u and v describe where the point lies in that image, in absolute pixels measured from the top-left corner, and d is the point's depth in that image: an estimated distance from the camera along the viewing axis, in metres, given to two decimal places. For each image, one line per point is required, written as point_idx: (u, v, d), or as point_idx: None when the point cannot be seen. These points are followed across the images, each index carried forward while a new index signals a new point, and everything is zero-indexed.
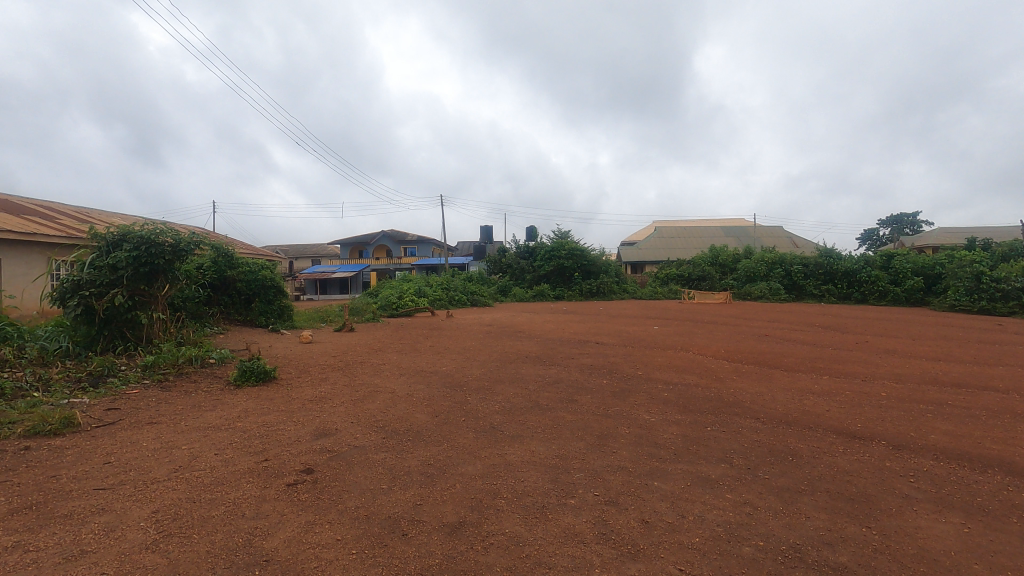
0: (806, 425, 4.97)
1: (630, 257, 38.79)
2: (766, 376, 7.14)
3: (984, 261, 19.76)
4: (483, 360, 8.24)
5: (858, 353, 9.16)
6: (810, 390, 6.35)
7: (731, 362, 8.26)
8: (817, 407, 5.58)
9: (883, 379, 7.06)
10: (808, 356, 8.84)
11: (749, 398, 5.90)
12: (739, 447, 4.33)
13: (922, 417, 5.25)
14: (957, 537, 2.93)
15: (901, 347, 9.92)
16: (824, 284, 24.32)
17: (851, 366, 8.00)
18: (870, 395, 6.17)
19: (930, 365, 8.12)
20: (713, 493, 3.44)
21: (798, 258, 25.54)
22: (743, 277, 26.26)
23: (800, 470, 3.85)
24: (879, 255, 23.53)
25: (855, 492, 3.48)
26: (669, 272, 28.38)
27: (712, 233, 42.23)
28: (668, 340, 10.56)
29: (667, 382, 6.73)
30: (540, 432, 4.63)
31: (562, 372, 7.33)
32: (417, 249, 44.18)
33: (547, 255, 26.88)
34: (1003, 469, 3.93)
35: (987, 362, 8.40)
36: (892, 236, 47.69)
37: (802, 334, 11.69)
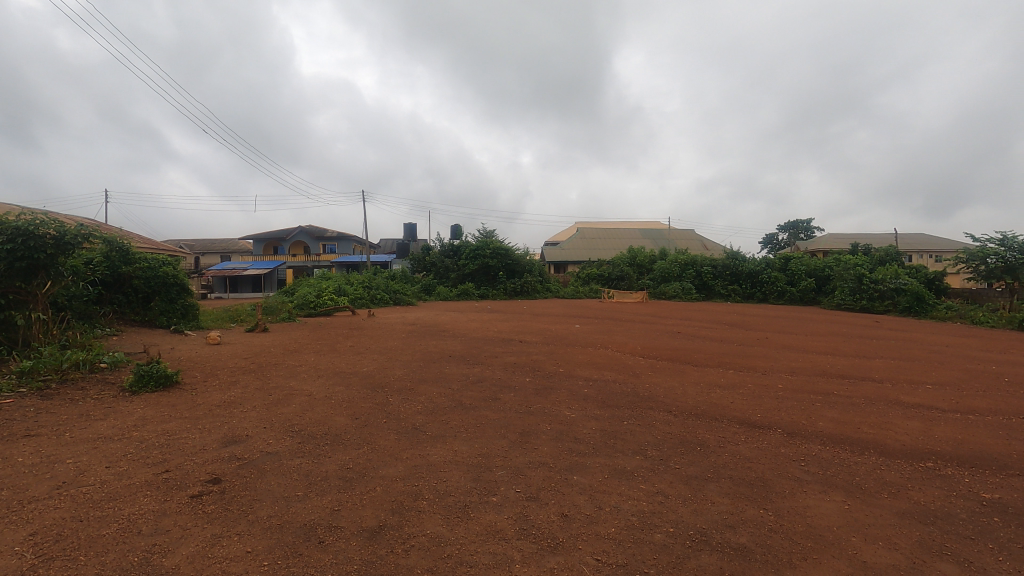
0: (712, 416, 5.31)
1: (553, 257, 39.66)
2: (677, 372, 7.57)
3: (865, 264, 22.07)
4: (406, 360, 8.11)
5: (759, 349, 9.91)
6: (717, 384, 6.79)
7: (647, 358, 8.67)
8: (723, 400, 5.96)
9: (779, 372, 7.66)
10: (716, 352, 9.43)
11: (662, 393, 6.24)
12: (653, 439, 4.56)
13: (812, 406, 5.78)
14: (839, 513, 3.25)
15: (796, 342, 10.86)
16: (730, 284, 26.14)
17: (753, 361, 8.64)
18: (768, 387, 6.71)
19: (819, 358, 8.96)
20: (628, 484, 3.59)
21: (708, 260, 27.24)
22: (658, 277, 27.58)
23: (707, 459, 4.10)
24: (778, 258, 25.62)
25: (756, 477, 3.76)
26: (590, 271, 29.24)
27: (631, 234, 43.97)
28: (588, 338, 10.89)
29: (587, 379, 6.93)
30: (462, 432, 4.62)
31: (486, 370, 7.36)
32: (337, 245, 42.69)
33: (472, 254, 26.84)
34: (876, 451, 4.41)
35: (866, 355, 9.37)
36: (790, 241, 51.93)
37: (711, 331, 12.48)
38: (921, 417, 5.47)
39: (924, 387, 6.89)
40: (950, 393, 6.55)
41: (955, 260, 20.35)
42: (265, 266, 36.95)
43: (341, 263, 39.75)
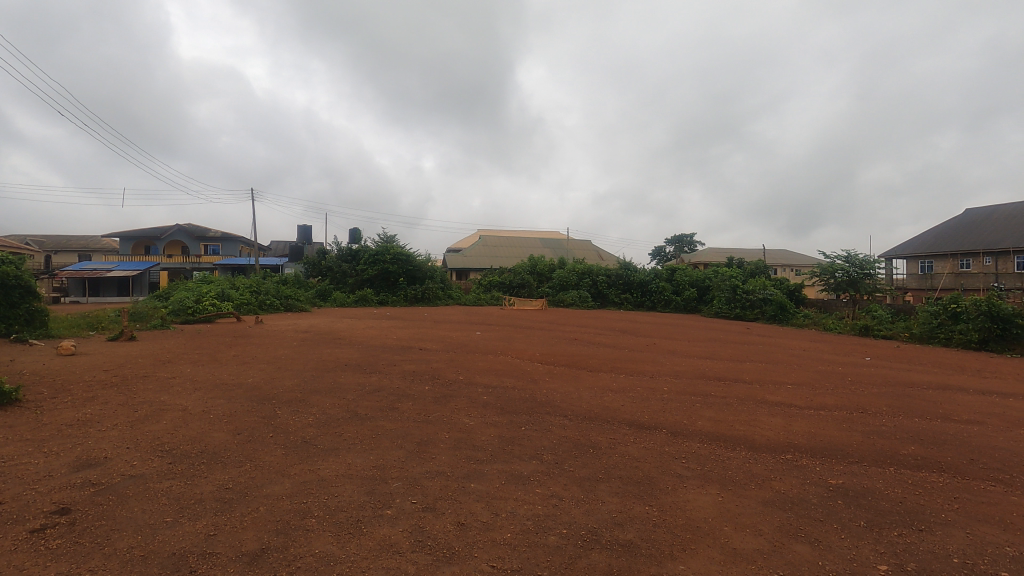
0: (604, 419, 5.56)
1: (455, 263, 39.61)
2: (573, 377, 7.84)
3: (738, 276, 24.37)
4: (297, 369, 7.66)
5: (648, 354, 10.55)
6: (609, 388, 7.12)
7: (544, 364, 8.90)
8: (614, 403, 6.27)
9: (664, 376, 8.22)
10: (608, 357, 9.91)
11: (558, 397, 6.44)
12: (548, 443, 4.68)
13: (692, 406, 6.25)
14: (713, 505, 3.54)
15: (679, 348, 11.70)
16: (623, 293, 27.64)
17: (642, 365, 9.18)
18: (655, 390, 7.15)
19: (699, 362, 9.72)
20: (525, 489, 3.66)
21: (603, 269, 28.57)
22: (557, 285, 28.44)
23: (599, 460, 4.30)
24: (665, 269, 27.52)
25: (642, 476, 3.99)
26: (491, 279, 29.52)
27: (531, 243, 45.05)
28: (488, 345, 10.99)
29: (486, 386, 6.98)
30: (356, 444, 4.45)
31: (383, 379, 7.15)
32: (221, 246, 39.52)
33: (371, 259, 26.00)
34: (746, 446, 4.87)
35: (738, 359, 10.34)
36: (675, 253, 56.04)
37: (604, 338, 13.09)
38: (782, 413, 6.12)
39: (785, 387, 7.73)
40: (805, 391, 7.40)
41: (811, 274, 23.10)
42: (134, 267, 33.34)
43: (225, 266, 36.82)
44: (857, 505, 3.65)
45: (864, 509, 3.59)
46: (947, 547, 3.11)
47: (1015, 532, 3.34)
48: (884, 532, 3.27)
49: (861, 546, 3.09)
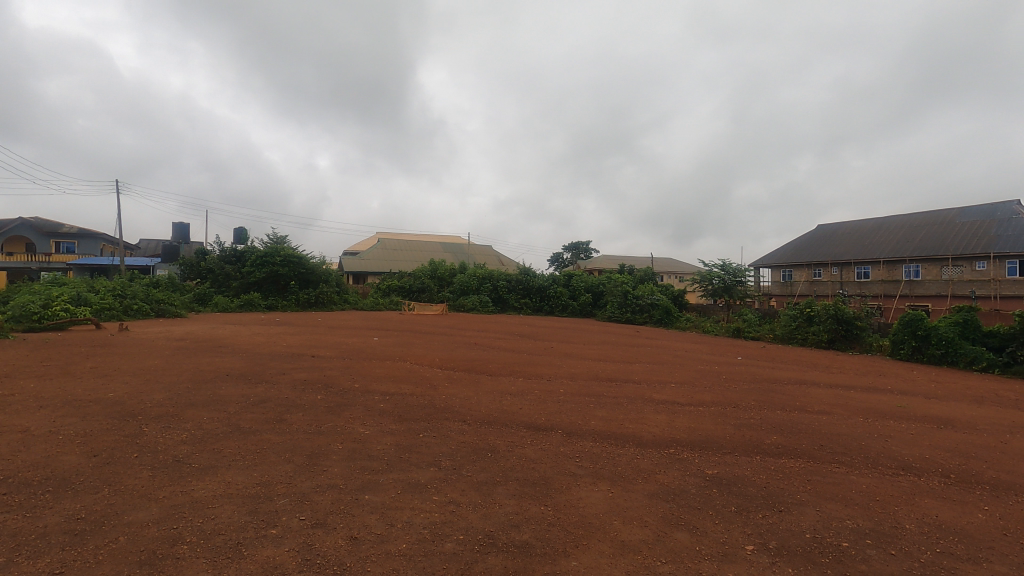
0: (503, 422, 5.63)
1: (352, 267, 38.18)
2: (473, 382, 7.85)
3: (629, 282, 25.82)
4: (169, 381, 6.95)
5: (546, 357, 10.85)
6: (508, 392, 7.23)
7: (444, 370, 8.83)
8: (513, 406, 6.37)
9: (560, 378, 8.49)
10: (507, 361, 10.04)
11: (457, 403, 6.41)
12: (447, 449, 4.65)
13: (587, 407, 6.52)
14: (604, 501, 3.71)
15: (575, 351, 12.15)
16: (522, 298, 28.17)
17: (539, 368, 9.41)
18: (552, 392, 7.37)
19: (593, 364, 10.17)
20: (421, 497, 3.60)
21: (502, 275, 28.81)
22: (457, 290, 28.21)
23: (497, 464, 4.34)
24: (563, 275, 28.51)
25: (538, 477, 4.08)
26: (390, 283, 28.79)
27: (432, 247, 44.56)
28: (386, 351, 10.68)
29: (383, 393, 6.77)
30: (239, 460, 4.12)
31: (270, 389, 6.69)
32: (78, 244, 34.95)
33: (258, 261, 24.32)
34: (634, 442, 5.16)
35: (629, 360, 10.95)
36: (573, 260, 58.23)
37: (504, 342, 13.27)
38: (667, 411, 6.57)
39: (670, 386, 8.29)
40: (686, 390, 8.01)
41: (692, 281, 25.05)
42: None
43: (82, 266, 32.57)
44: (729, 492, 4.00)
45: (735, 495, 3.95)
46: (801, 524, 3.52)
47: (853, 507, 3.86)
48: (751, 515, 3.62)
49: (732, 529, 3.40)
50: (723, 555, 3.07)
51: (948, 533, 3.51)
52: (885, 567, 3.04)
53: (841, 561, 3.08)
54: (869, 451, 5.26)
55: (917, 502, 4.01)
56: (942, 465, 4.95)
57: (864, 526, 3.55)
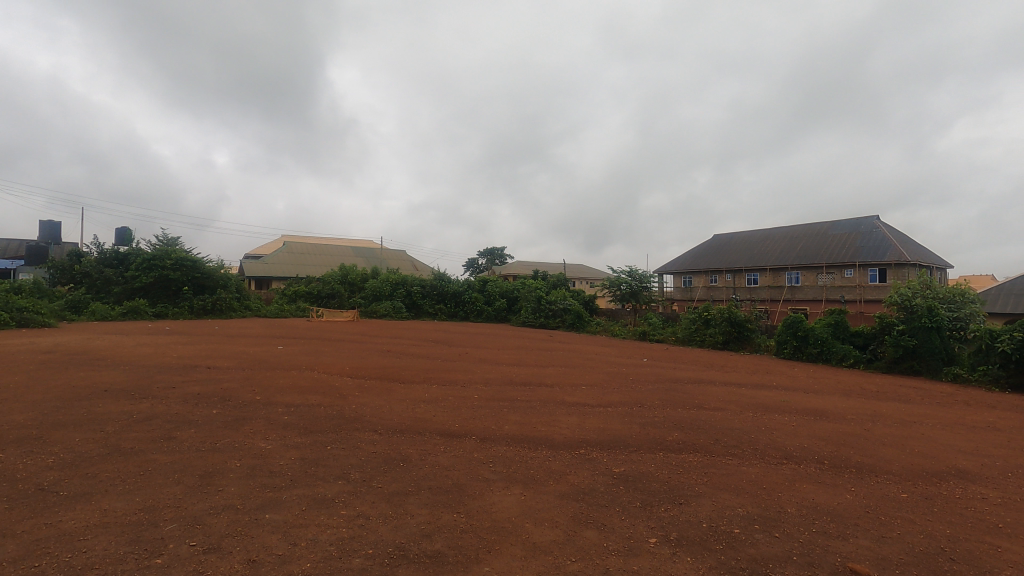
0: (415, 430, 5.53)
1: (254, 271, 35.90)
2: (386, 390, 7.65)
3: (543, 288, 26.39)
4: (34, 400, 6.15)
5: (461, 363, 10.81)
6: (422, 400, 7.10)
7: (355, 379, 8.52)
8: (427, 414, 6.27)
9: (475, 384, 8.47)
10: (421, 369, 9.87)
11: (369, 412, 6.21)
12: (356, 461, 4.49)
13: (502, 412, 6.56)
14: (516, 505, 3.75)
15: (490, 356, 12.21)
16: (437, 303, 27.88)
17: (454, 375, 9.35)
18: (466, 398, 7.34)
19: (507, 369, 10.28)
20: (328, 513, 3.45)
21: (417, 280, 28.39)
22: (369, 296, 27.46)
23: (409, 473, 4.25)
24: (478, 280, 28.57)
25: (451, 485, 4.04)
26: (297, 289, 27.40)
27: (343, 252, 42.97)
28: (291, 360, 10.12)
29: (288, 405, 6.41)
30: (118, 485, 3.73)
31: (159, 405, 6.12)
32: None
33: (144, 265, 22.27)
34: (547, 445, 5.26)
35: (542, 365, 11.17)
36: (487, 265, 58.55)
37: (418, 349, 13.06)
38: (578, 413, 6.77)
39: (581, 389, 8.55)
40: (596, 392, 8.30)
41: (602, 286, 26.07)
42: None
43: None
44: (635, 488, 4.20)
45: (639, 491, 4.15)
46: (699, 515, 3.76)
47: (743, 495, 4.19)
48: (654, 509, 3.81)
49: (637, 524, 3.56)
50: (629, 549, 3.21)
51: (822, 514, 3.89)
52: (770, 548, 3.33)
53: (733, 547, 3.33)
54: (758, 443, 5.74)
55: (797, 487, 4.43)
56: (816, 452, 5.51)
57: (753, 512, 3.85)
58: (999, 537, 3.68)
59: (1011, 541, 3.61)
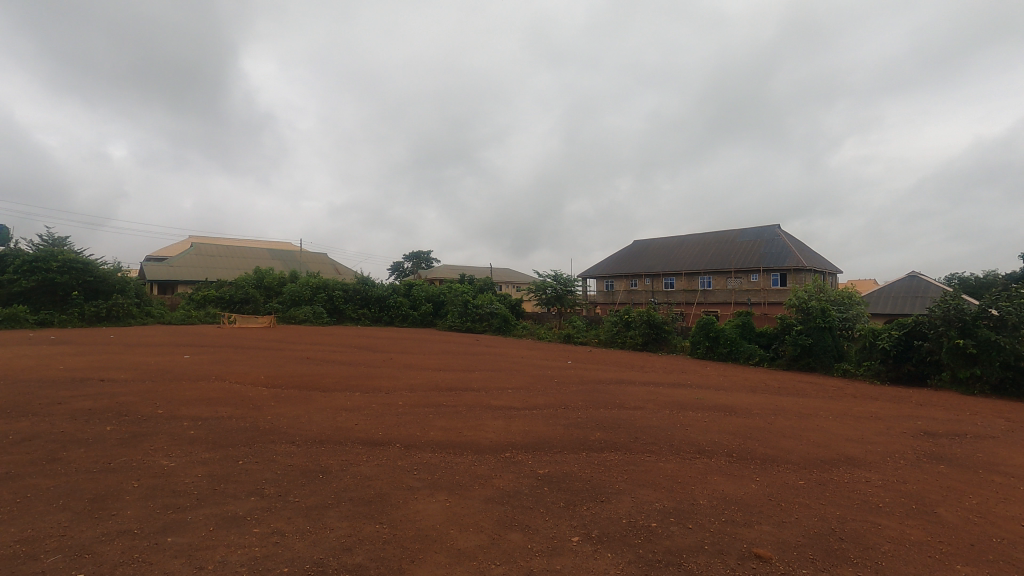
0: (336, 440, 5.34)
1: (156, 275, 33.19)
2: (304, 399, 7.32)
3: (469, 292, 26.34)
4: None
5: (385, 370, 10.55)
6: (343, 408, 6.87)
7: (270, 388, 8.09)
8: (348, 423, 6.05)
9: (399, 391, 8.30)
10: (342, 376, 9.53)
11: (285, 423, 5.91)
12: (271, 475, 4.27)
13: (427, 418, 6.47)
14: (441, 512, 3.70)
15: (415, 361, 12.01)
16: (360, 308, 27.08)
17: (377, 381, 9.11)
18: (390, 405, 7.18)
19: (433, 375, 10.15)
20: (239, 531, 3.25)
21: (339, 284, 27.45)
22: (287, 301, 26.20)
23: (329, 485, 4.09)
24: (403, 285, 28.04)
25: (373, 495, 3.94)
26: (206, 293, 25.63)
27: (258, 254, 40.73)
28: (199, 370, 9.43)
29: (195, 419, 5.98)
30: None
31: (40, 424, 5.49)
32: None
33: (24, 267, 20.01)
34: (472, 450, 5.25)
35: (468, 369, 11.14)
36: (413, 269, 57.68)
37: (339, 355, 12.61)
38: (504, 416, 6.80)
39: (507, 392, 8.59)
40: (521, 395, 8.39)
41: (528, 290, 26.42)
42: None
43: None
44: (558, 488, 4.28)
45: (563, 491, 4.24)
46: (619, 512, 3.89)
47: (660, 490, 4.38)
48: (577, 509, 3.90)
49: (561, 523, 3.64)
50: (552, 549, 3.27)
51: (730, 504, 4.15)
52: (684, 539, 3.51)
53: (651, 540, 3.47)
54: (673, 439, 6.03)
55: (709, 480, 4.70)
56: (726, 446, 5.87)
57: (669, 506, 4.05)
58: (878, 515, 4.10)
59: (888, 518, 4.03)
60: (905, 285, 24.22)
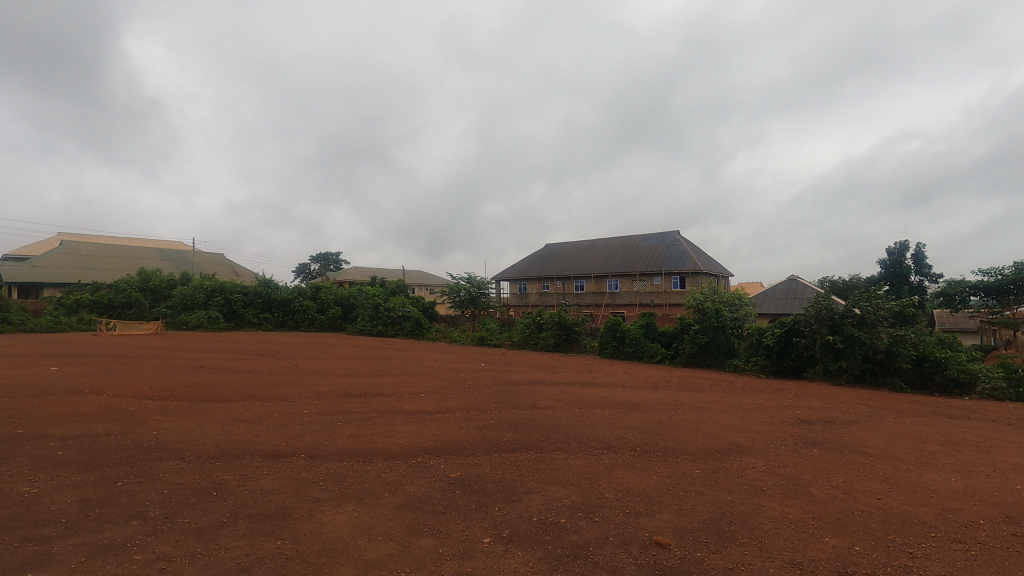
0: (233, 454, 4.99)
1: (16, 276, 29.23)
2: (197, 411, 6.78)
3: (380, 295, 25.68)
4: None
5: (288, 377, 10.01)
6: (241, 419, 6.43)
7: (157, 401, 7.40)
8: (247, 435, 5.68)
9: (305, 399, 7.92)
10: (241, 385, 8.92)
11: (174, 438, 5.44)
12: (157, 495, 3.91)
13: (334, 426, 6.22)
14: (348, 523, 3.58)
15: (321, 367, 11.50)
16: (261, 312, 25.49)
17: (280, 390, 8.63)
18: (294, 414, 6.83)
19: (341, 381, 9.78)
20: (118, 560, 2.94)
21: (237, 287, 25.68)
22: (177, 305, 24.10)
23: (224, 503, 3.82)
24: (309, 287, 26.77)
25: (275, 509, 3.73)
26: (79, 297, 22.96)
27: (142, 254, 37.13)
28: (69, 383, 8.43)
29: (64, 438, 5.34)
30: None
31: None
32: None
33: None
34: (382, 456, 5.12)
35: (378, 374, 10.86)
36: (321, 271, 55.20)
37: (237, 363, 11.80)
38: (416, 421, 6.69)
39: (419, 396, 8.46)
40: (434, 398, 8.31)
41: (441, 293, 26.20)
42: None
43: None
44: (470, 491, 4.29)
45: (474, 493, 4.25)
46: (529, 510, 3.97)
47: (569, 486, 4.52)
48: (489, 510, 3.92)
49: (472, 526, 3.65)
50: (464, 552, 3.27)
51: (634, 496, 4.37)
52: (590, 533, 3.65)
53: (559, 536, 3.58)
54: (582, 436, 6.24)
55: (614, 474, 4.92)
56: (630, 441, 6.17)
57: (577, 501, 4.19)
58: (762, 497, 4.49)
59: (770, 500, 4.44)
60: (785, 288, 26.77)
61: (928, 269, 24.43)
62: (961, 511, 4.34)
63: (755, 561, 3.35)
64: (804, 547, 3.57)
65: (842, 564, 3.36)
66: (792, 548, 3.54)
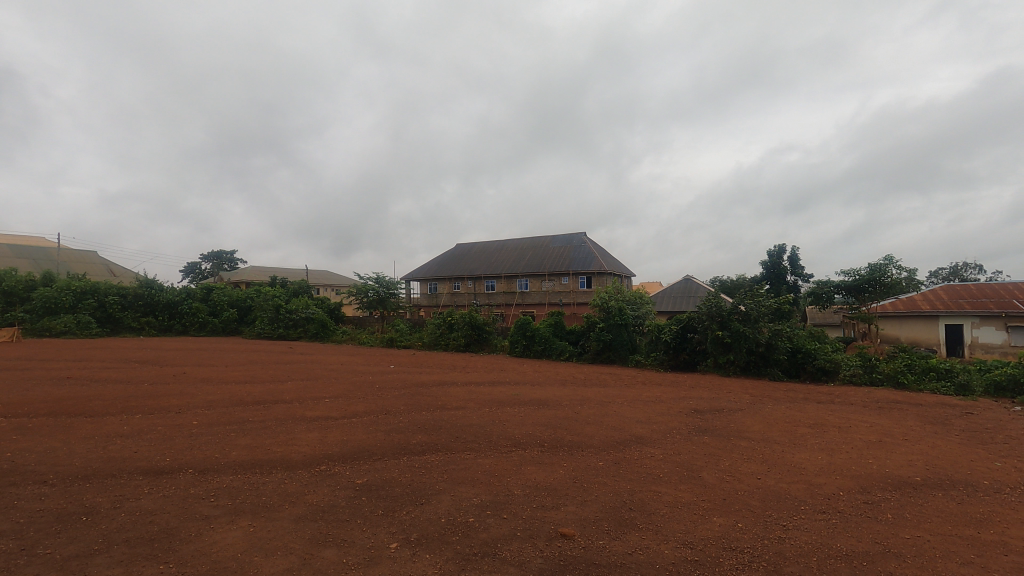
0: (107, 473, 4.51)
1: None
2: (63, 428, 6.03)
3: (281, 295, 24.26)
4: None
5: (175, 386, 9.17)
6: (119, 434, 5.82)
7: (11, 419, 6.47)
8: (125, 451, 5.15)
9: (194, 409, 7.30)
10: (118, 396, 8.05)
11: (34, 460, 4.80)
12: (11, 525, 3.44)
13: (229, 437, 5.82)
14: (243, 539, 3.36)
15: (214, 375, 10.65)
16: (143, 316, 23.13)
17: (164, 400, 7.89)
18: (182, 426, 6.30)
19: (237, 388, 9.12)
20: None
21: (114, 288, 23.12)
22: (38, 309, 21.18)
23: (96, 527, 3.45)
24: (199, 288, 24.85)
25: (159, 531, 3.43)
26: None
27: None
28: None
29: None
30: None
31: None
32: None
33: None
34: (283, 466, 4.87)
35: (278, 380, 10.25)
36: (213, 271, 51.23)
37: (113, 373, 10.61)
38: (320, 427, 6.42)
39: (324, 402, 8.10)
40: (339, 404, 8.00)
41: (349, 293, 25.29)
42: None
43: None
44: (377, 497, 4.18)
45: (381, 498, 4.15)
46: (438, 512, 3.94)
47: (478, 485, 4.56)
48: (396, 515, 3.85)
49: (379, 532, 3.57)
50: (368, 559, 3.19)
51: (541, 491, 4.48)
52: (498, 529, 3.70)
53: (467, 535, 3.60)
54: (492, 435, 6.30)
55: (522, 470, 5.02)
56: (538, 437, 6.31)
57: (486, 499, 4.24)
58: (659, 484, 4.79)
59: (666, 486, 4.75)
60: (682, 287, 28.69)
61: (801, 270, 27.22)
62: (824, 485, 4.91)
63: (651, 545, 3.56)
64: (694, 528, 3.86)
65: (727, 541, 3.66)
66: (685, 530, 3.81)
